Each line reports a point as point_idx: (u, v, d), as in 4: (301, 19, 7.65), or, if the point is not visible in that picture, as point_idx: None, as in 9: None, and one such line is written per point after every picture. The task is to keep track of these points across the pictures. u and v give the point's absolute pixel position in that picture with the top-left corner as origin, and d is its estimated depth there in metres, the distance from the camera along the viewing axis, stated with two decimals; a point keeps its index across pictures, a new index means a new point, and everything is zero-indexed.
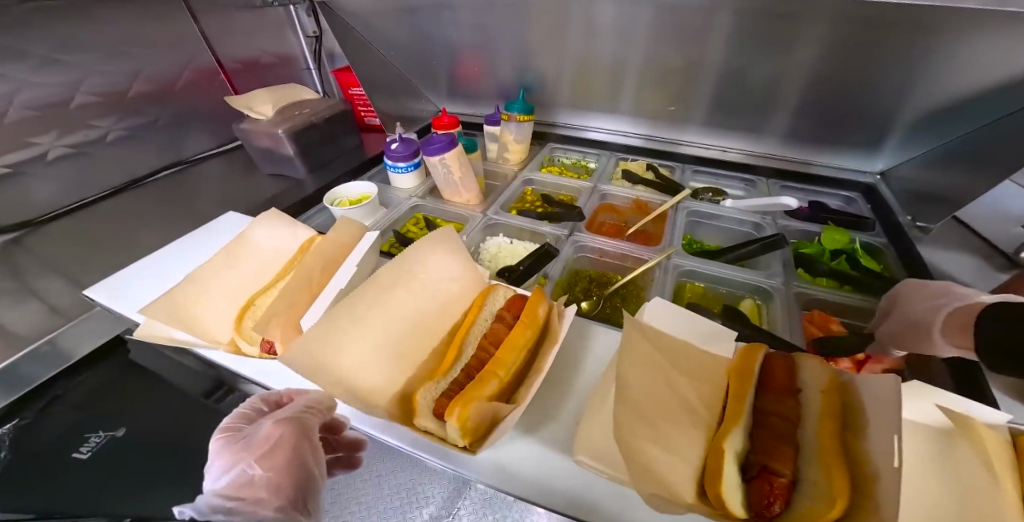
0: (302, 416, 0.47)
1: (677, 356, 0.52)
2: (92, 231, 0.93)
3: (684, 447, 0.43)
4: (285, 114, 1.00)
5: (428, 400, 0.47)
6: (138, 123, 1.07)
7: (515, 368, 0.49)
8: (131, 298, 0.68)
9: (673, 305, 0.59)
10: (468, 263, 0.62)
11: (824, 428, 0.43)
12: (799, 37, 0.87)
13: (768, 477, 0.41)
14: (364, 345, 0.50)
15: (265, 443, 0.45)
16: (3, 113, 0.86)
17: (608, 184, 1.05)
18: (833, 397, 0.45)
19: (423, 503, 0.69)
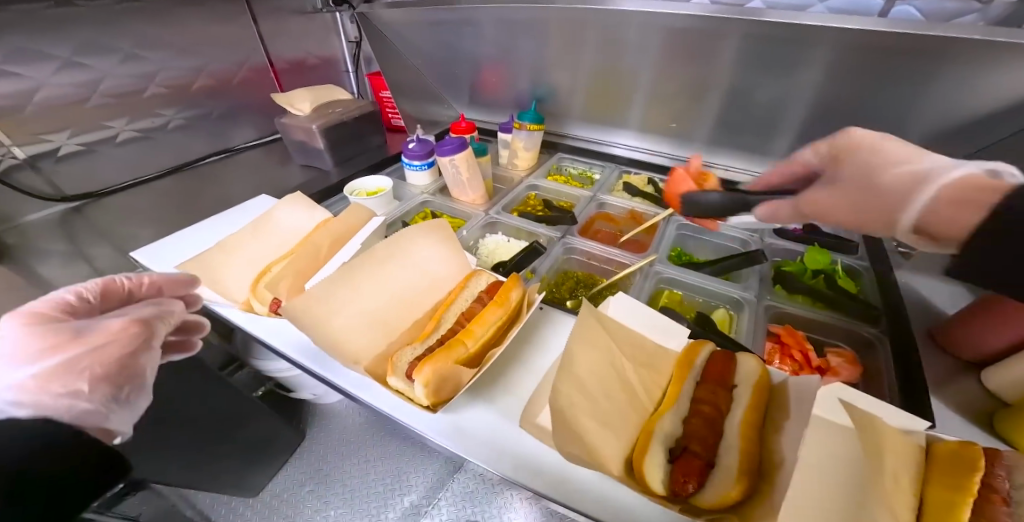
0: (153, 325, 0.53)
1: (630, 347, 0.58)
2: (146, 205, 1.07)
3: (620, 426, 0.49)
4: (320, 111, 1.11)
5: (404, 362, 0.55)
6: (194, 114, 1.22)
7: (481, 342, 0.57)
8: (173, 262, 0.80)
9: (638, 302, 0.65)
10: (456, 250, 0.69)
11: (748, 421, 0.48)
12: (801, 64, 0.90)
13: (689, 458, 0.46)
14: (355, 310, 0.59)
15: (104, 334, 0.48)
16: (87, 99, 1.01)
17: (607, 194, 1.11)
18: (761, 393, 0.51)
19: (406, 492, 1.12)
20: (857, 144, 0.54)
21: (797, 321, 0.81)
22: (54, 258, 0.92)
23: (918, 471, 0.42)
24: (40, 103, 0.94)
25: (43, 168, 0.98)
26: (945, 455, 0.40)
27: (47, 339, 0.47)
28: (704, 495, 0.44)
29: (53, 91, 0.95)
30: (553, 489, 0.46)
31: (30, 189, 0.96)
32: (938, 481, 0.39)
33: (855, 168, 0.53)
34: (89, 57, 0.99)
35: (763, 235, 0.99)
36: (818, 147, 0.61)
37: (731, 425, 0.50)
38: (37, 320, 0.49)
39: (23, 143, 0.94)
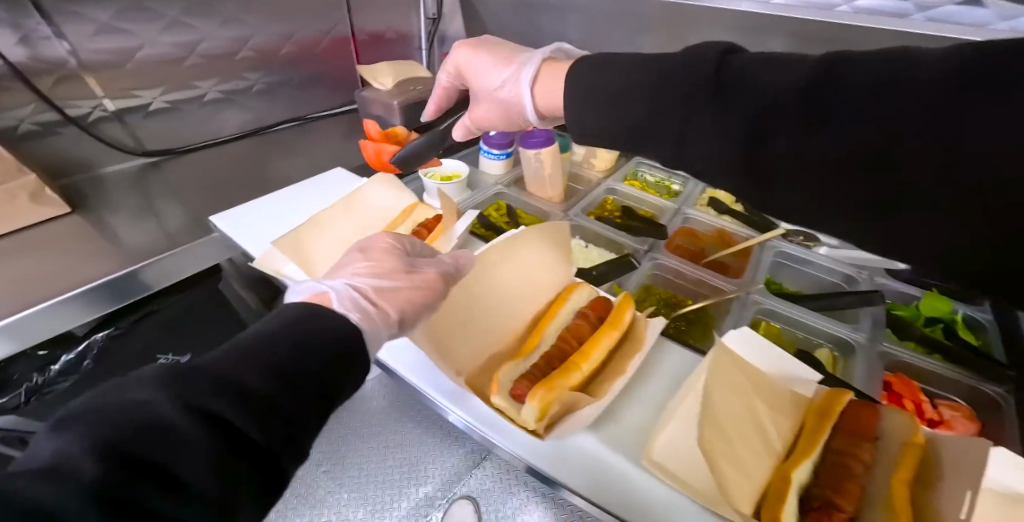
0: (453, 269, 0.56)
1: (761, 387, 0.54)
2: (220, 166, 1.07)
3: (752, 470, 0.46)
4: (402, 87, 1.07)
5: (508, 378, 0.52)
6: (277, 80, 1.19)
7: (595, 364, 0.53)
8: (251, 231, 0.78)
9: (765, 339, 0.61)
10: (562, 258, 0.65)
11: (900, 480, 0.45)
12: None
13: (830, 511, 0.43)
14: (457, 316, 0.55)
15: (424, 272, 0.53)
16: (182, 60, 1.01)
17: (693, 207, 1.03)
18: (914, 452, 0.48)
19: None
20: (507, 51, 0.71)
21: (910, 370, 0.74)
22: (129, 211, 0.91)
23: None
24: (140, 62, 0.96)
25: (130, 121, 1.00)
26: None
27: (381, 261, 0.53)
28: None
29: (154, 50, 0.97)
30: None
31: (116, 142, 0.99)
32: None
33: (501, 52, 0.71)
34: (194, 17, 0.99)
35: (872, 274, 0.91)
36: (450, 70, 0.77)
37: (874, 489, 0.46)
38: (385, 245, 0.56)
39: (115, 97, 0.96)
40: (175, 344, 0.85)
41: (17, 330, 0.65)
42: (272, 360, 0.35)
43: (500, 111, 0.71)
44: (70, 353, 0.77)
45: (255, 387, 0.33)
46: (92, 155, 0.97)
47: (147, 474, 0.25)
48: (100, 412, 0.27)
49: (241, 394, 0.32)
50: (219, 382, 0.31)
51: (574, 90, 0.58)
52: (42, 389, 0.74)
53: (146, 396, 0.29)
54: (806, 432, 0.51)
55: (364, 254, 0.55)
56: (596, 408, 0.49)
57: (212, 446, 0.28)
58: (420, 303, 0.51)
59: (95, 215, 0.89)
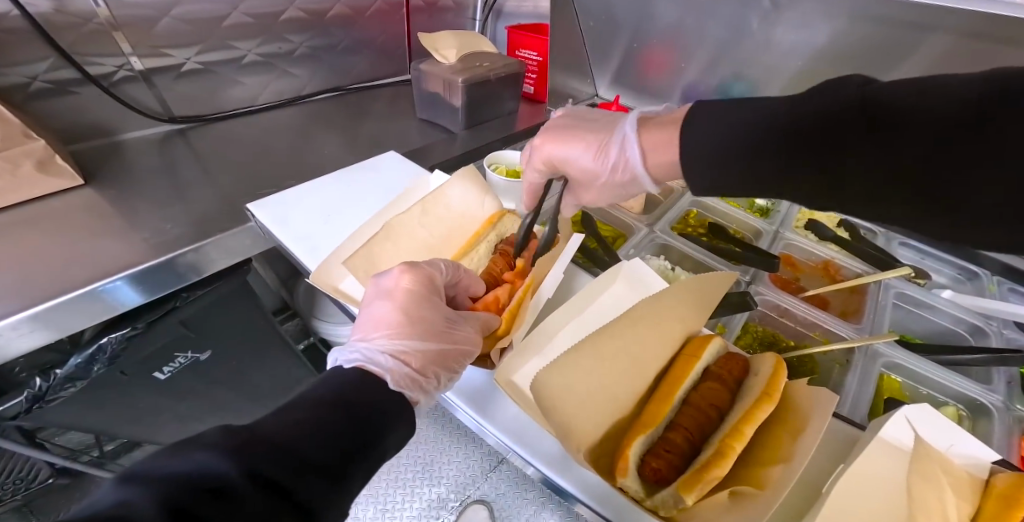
0: (421, 279, 0.53)
1: (942, 467, 0.45)
2: (253, 137, 0.94)
3: None
4: (465, 63, 0.93)
5: (636, 452, 0.43)
6: (322, 45, 1.05)
7: (744, 435, 0.43)
8: (294, 225, 0.65)
9: (924, 413, 0.51)
10: (698, 306, 0.55)
11: None
12: None
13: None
14: (587, 380, 0.44)
15: (430, 312, 0.51)
16: (223, 17, 0.88)
17: (791, 230, 0.90)
18: None
19: (435, 482, 0.84)
20: (592, 129, 0.59)
21: None
22: (153, 188, 0.78)
23: None
24: (175, 18, 0.83)
25: (158, 83, 0.86)
26: None
27: (415, 315, 0.50)
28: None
29: (196, 5, 0.84)
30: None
31: (141, 106, 0.86)
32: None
33: (581, 129, 0.59)
34: None
35: (1001, 325, 0.76)
36: (539, 167, 0.64)
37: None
38: (407, 289, 0.52)
39: (144, 55, 0.83)
40: (193, 341, 0.77)
41: (51, 318, 0.56)
42: (322, 428, 0.35)
43: (614, 191, 0.58)
44: (75, 357, 0.66)
45: (306, 453, 0.33)
46: (112, 119, 0.84)
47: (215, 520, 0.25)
48: (161, 467, 0.27)
49: (286, 455, 0.32)
50: (272, 448, 0.32)
51: (682, 156, 0.45)
52: (45, 396, 0.66)
53: (209, 458, 0.28)
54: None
55: (390, 300, 0.52)
56: (767, 502, 0.37)
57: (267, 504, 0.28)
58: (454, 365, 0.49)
59: (114, 188, 0.77)
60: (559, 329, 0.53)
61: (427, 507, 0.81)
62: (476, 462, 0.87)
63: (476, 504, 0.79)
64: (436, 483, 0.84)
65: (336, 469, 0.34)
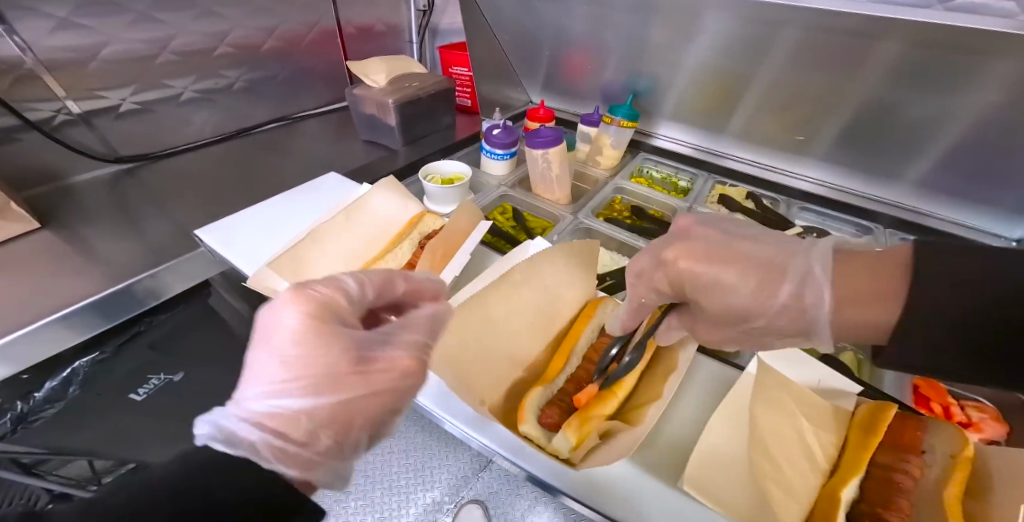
0: (318, 309, 0.41)
1: (806, 404, 0.51)
2: (203, 170, 1.00)
3: (801, 488, 0.43)
4: (396, 84, 1.01)
5: (535, 406, 0.50)
6: (260, 77, 1.12)
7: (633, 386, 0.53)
8: (239, 242, 0.72)
9: (798, 355, 0.59)
10: (587, 275, 0.63)
11: (959, 495, 0.41)
12: (967, 88, 0.78)
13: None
14: (484, 343, 0.53)
15: (331, 356, 0.40)
16: (153, 57, 0.93)
17: (703, 206, 1.00)
18: (969, 471, 0.43)
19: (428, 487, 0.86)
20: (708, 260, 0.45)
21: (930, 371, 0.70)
22: (104, 226, 0.83)
23: None
24: (103, 60, 0.87)
25: (98, 125, 0.91)
26: None
27: (303, 364, 0.38)
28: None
29: (122, 46, 0.88)
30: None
31: (84, 147, 0.91)
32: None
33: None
34: (165, 11, 0.90)
35: None
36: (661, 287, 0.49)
37: (927, 496, 0.43)
38: (298, 324, 0.40)
39: (80, 98, 0.87)
40: (165, 363, 0.80)
41: (11, 352, 0.60)
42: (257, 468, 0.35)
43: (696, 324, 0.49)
44: (50, 381, 0.71)
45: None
46: (60, 163, 0.88)
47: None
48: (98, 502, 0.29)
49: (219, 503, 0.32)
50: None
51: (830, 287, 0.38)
52: (28, 416, 0.68)
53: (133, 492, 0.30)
54: (852, 448, 0.47)
55: (275, 343, 0.40)
56: (631, 434, 0.45)
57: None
58: (352, 424, 0.41)
59: (69, 229, 0.81)
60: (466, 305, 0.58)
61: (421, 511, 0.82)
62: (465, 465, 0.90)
63: (472, 504, 0.84)
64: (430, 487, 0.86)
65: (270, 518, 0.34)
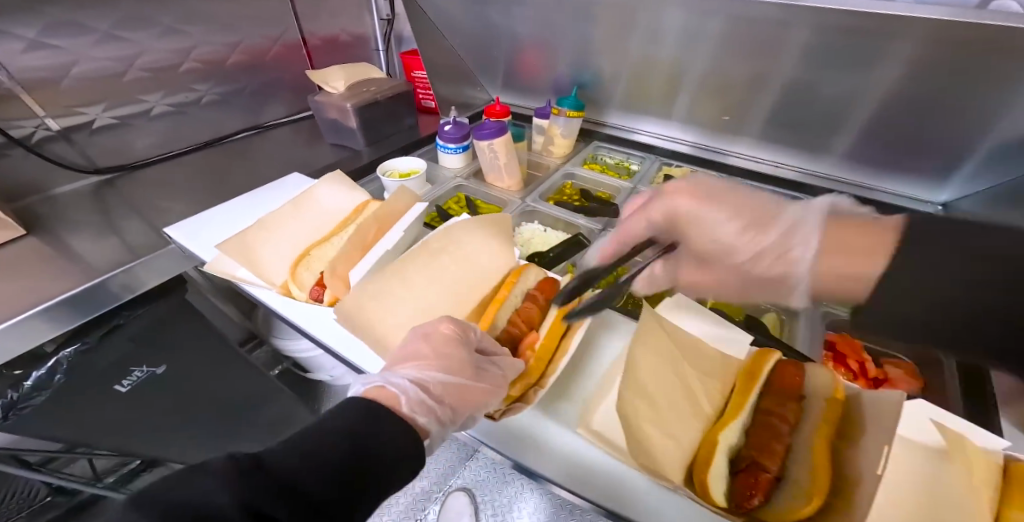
0: (458, 325, 0.52)
1: (696, 357, 0.54)
2: (178, 177, 1.08)
3: (684, 432, 0.47)
4: (353, 90, 1.09)
5: None
6: (229, 90, 1.20)
7: (551, 360, 0.53)
8: (206, 238, 0.79)
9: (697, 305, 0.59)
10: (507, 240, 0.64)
11: (823, 433, 0.46)
12: (873, 59, 0.84)
13: (755, 472, 0.44)
14: (406, 308, 0.56)
15: (434, 351, 0.49)
16: (122, 73, 1.01)
17: (648, 185, 1.06)
18: (836, 407, 0.49)
19: None
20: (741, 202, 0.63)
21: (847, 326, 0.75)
22: (85, 231, 0.91)
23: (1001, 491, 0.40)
24: (74, 78, 0.95)
25: (77, 140, 0.99)
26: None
27: (438, 354, 0.48)
28: (772, 510, 0.41)
29: (93, 65, 0.96)
30: (607, 500, 0.42)
31: (66, 161, 0.98)
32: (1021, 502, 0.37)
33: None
34: (128, 30, 0.98)
35: None
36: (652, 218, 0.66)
37: (800, 447, 0.47)
38: (444, 332, 0.50)
39: (58, 115, 0.95)
40: (148, 356, 0.87)
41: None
42: (332, 464, 0.35)
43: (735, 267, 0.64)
44: (36, 370, 0.75)
45: (313, 491, 0.34)
46: (43, 176, 0.96)
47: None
48: (179, 494, 0.29)
49: (297, 500, 0.33)
50: (277, 487, 0.32)
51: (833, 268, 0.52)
52: (18, 404, 0.74)
53: (216, 488, 0.30)
54: (738, 392, 0.51)
55: (423, 342, 0.50)
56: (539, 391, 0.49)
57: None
58: (465, 408, 0.47)
59: (53, 234, 0.89)
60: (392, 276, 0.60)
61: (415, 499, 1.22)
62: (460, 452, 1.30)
63: (464, 496, 1.18)
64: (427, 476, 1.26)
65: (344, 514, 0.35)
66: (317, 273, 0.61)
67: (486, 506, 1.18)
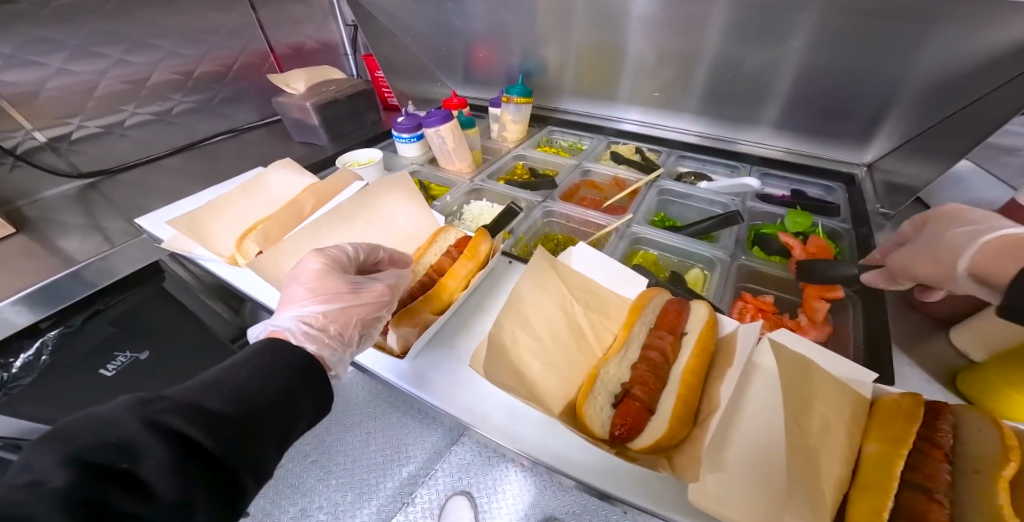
0: (333, 258, 0.59)
1: (583, 293, 0.58)
2: (155, 179, 1.16)
3: (569, 369, 0.50)
4: (313, 90, 1.17)
5: None
6: (202, 98, 1.29)
7: (456, 292, 0.61)
8: (160, 215, 0.82)
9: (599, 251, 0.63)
10: (426, 208, 0.74)
11: (693, 367, 0.50)
12: (783, 29, 0.90)
13: (629, 402, 0.47)
14: None
15: (312, 285, 0.55)
16: (97, 85, 1.09)
17: (593, 162, 1.12)
18: (708, 336, 0.52)
19: (404, 462, 0.81)
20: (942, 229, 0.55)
21: (765, 278, 0.79)
22: (68, 228, 0.99)
23: (854, 422, 0.44)
24: (52, 90, 1.03)
25: (61, 149, 1.09)
26: (886, 411, 0.43)
27: (316, 289, 0.54)
28: (640, 439, 0.46)
29: (70, 78, 1.05)
30: (503, 436, 0.48)
31: (51, 168, 1.07)
32: (873, 434, 0.42)
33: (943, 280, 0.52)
34: (102, 46, 1.06)
35: (745, 199, 0.95)
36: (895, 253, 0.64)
37: (675, 370, 0.51)
38: (316, 269, 0.57)
39: (43, 127, 1.05)
40: (131, 342, 0.91)
41: None
42: (235, 384, 0.42)
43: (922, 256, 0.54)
44: (26, 352, 0.84)
45: (217, 407, 0.40)
46: (32, 182, 1.05)
47: (115, 484, 0.33)
48: (82, 429, 0.34)
49: (211, 419, 0.38)
50: (182, 404, 0.38)
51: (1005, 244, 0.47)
52: (8, 385, 0.80)
53: (120, 415, 0.35)
54: (623, 330, 0.54)
55: (303, 282, 0.56)
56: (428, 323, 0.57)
57: (179, 465, 0.35)
58: (355, 325, 0.53)
59: (39, 233, 0.97)
60: (331, 240, 0.68)
61: (393, 496, 0.76)
62: (437, 440, 0.84)
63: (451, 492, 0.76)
64: (404, 462, 0.81)
65: (253, 425, 0.40)
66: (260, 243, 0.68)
67: (487, 495, 0.75)
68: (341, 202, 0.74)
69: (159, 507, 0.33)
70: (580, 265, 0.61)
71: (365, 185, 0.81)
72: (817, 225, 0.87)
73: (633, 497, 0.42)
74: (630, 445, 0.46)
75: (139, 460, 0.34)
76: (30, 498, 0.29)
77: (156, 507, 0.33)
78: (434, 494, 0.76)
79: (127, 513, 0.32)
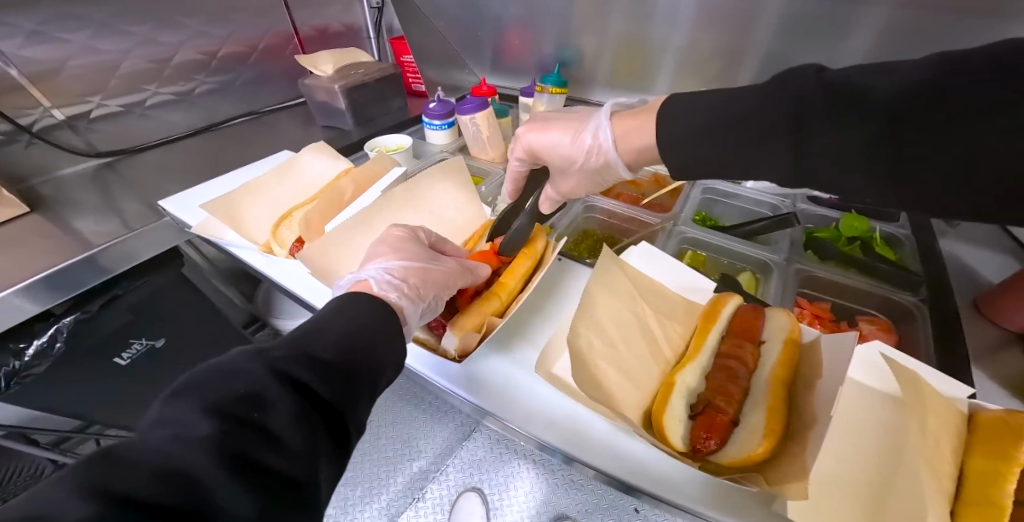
0: (412, 230, 0.61)
1: (650, 294, 0.55)
2: (175, 160, 1.11)
3: (643, 375, 0.47)
4: (342, 73, 1.12)
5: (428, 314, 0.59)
6: (224, 79, 1.24)
7: (515, 291, 0.59)
8: (189, 197, 0.78)
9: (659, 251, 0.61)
10: (472, 198, 0.71)
11: (779, 377, 0.46)
12: (846, 26, 0.85)
13: (712, 414, 0.43)
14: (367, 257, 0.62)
15: (392, 249, 0.56)
16: (120, 64, 1.05)
17: None
18: (793, 348, 0.48)
19: (416, 455, 0.78)
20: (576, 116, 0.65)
21: (822, 284, 0.75)
22: (84, 209, 0.95)
23: (957, 439, 0.41)
24: (74, 67, 0.99)
25: (79, 127, 1.04)
26: (991, 426, 0.40)
27: (396, 251, 0.55)
28: (726, 453, 0.42)
29: (92, 55, 1.00)
30: (570, 443, 0.44)
31: (67, 145, 1.03)
32: (978, 451, 0.39)
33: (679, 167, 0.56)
34: (126, 22, 1.02)
35: (796, 201, 0.91)
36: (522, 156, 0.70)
37: (758, 380, 0.48)
38: (396, 237, 0.58)
39: (62, 105, 1.00)
40: (146, 329, 0.92)
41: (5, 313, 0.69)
42: (334, 334, 0.40)
43: (589, 177, 0.63)
44: (38, 338, 0.77)
45: (324, 357, 0.38)
46: (47, 159, 1.01)
47: (252, 434, 0.30)
48: (211, 384, 0.33)
49: (316, 364, 0.37)
50: (296, 355, 0.37)
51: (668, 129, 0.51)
52: (20, 373, 0.77)
53: (242, 367, 0.34)
54: (696, 337, 0.51)
55: (382, 246, 0.57)
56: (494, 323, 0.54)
57: (302, 414, 0.33)
58: (432, 288, 0.53)
59: (56, 213, 0.93)
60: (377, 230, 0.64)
61: (403, 489, 0.74)
62: (449, 434, 0.80)
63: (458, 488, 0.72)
64: (415, 457, 0.78)
65: (355, 373, 0.38)
66: (297, 232, 0.65)
67: (497, 492, 0.71)
68: (383, 190, 0.70)
69: (292, 457, 0.31)
70: (639, 261, 0.60)
71: (404, 173, 0.76)
72: (874, 230, 0.83)
73: (709, 509, 0.39)
74: (712, 458, 0.43)
75: (268, 411, 0.32)
76: (178, 449, 0.27)
77: (291, 457, 0.31)
78: (445, 490, 0.73)
79: (266, 464, 0.30)
